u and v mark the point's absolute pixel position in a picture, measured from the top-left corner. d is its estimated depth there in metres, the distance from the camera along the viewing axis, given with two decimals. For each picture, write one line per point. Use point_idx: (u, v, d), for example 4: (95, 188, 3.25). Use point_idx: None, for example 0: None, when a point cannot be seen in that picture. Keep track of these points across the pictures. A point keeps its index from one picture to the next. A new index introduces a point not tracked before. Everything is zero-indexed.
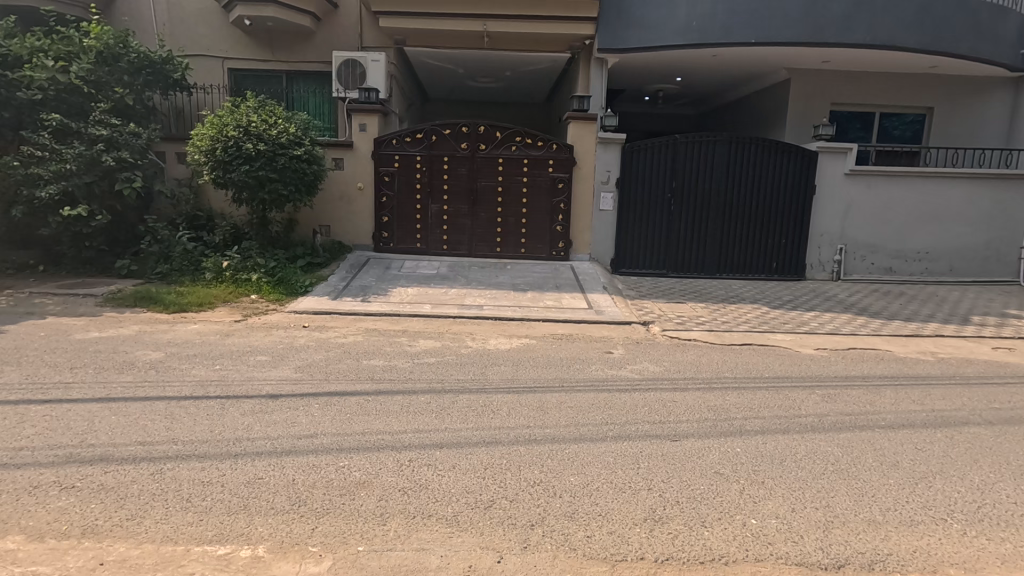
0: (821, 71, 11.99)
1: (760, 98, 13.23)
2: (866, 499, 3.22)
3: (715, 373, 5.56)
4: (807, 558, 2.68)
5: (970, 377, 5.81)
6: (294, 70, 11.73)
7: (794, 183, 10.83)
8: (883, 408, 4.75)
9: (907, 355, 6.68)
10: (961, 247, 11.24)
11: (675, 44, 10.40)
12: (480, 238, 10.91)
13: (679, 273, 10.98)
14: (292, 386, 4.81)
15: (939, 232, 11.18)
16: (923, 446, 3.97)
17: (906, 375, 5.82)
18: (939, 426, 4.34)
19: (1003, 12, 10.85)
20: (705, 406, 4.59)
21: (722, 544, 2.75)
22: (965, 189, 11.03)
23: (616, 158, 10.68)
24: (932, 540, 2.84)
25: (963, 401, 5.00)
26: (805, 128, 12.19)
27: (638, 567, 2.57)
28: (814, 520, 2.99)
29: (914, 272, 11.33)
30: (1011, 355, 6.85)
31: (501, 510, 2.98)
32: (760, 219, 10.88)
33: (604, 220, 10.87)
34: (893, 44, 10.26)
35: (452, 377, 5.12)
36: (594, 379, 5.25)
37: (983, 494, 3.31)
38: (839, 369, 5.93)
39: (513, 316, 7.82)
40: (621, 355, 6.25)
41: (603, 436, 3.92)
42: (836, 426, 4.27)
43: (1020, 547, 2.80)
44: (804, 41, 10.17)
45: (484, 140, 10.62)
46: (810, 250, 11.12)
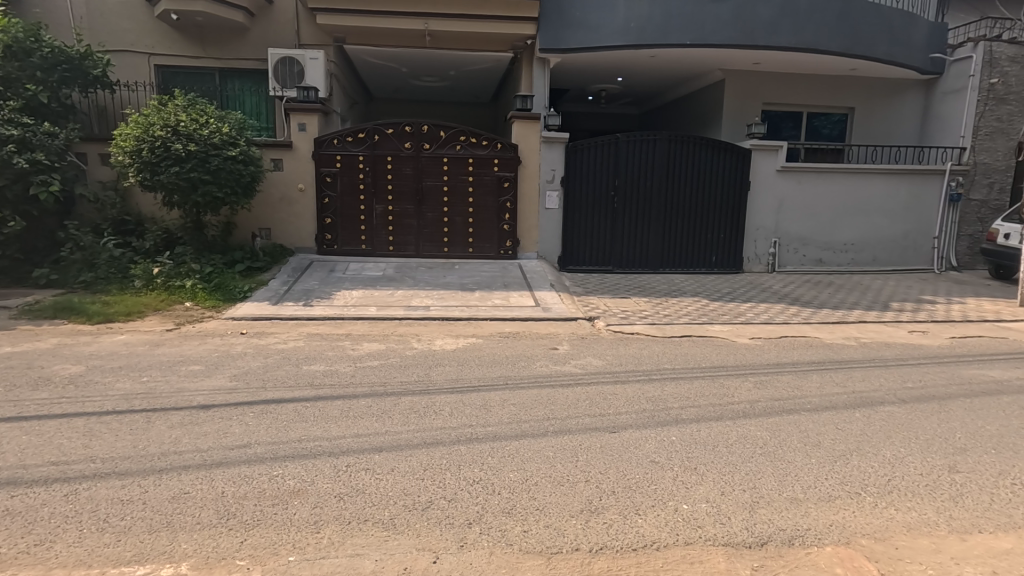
0: (753, 73, 12.51)
1: (697, 98, 13.70)
2: (790, 479, 3.40)
3: (656, 365, 5.74)
4: (733, 538, 2.80)
5: (888, 359, 6.22)
6: (228, 68, 11.28)
7: (730, 180, 11.27)
8: (809, 392, 5.02)
9: (833, 341, 7.08)
10: (882, 239, 11.99)
11: (615, 45, 10.61)
12: (427, 238, 10.81)
13: (624, 270, 11.22)
14: (226, 395, 4.63)
15: (863, 225, 11.88)
16: (844, 425, 4.23)
17: (831, 359, 6.17)
18: (858, 406, 4.63)
19: (913, 19, 11.65)
20: (643, 397, 4.72)
21: (655, 531, 2.83)
22: (884, 184, 11.78)
23: (560, 156, 10.83)
24: (847, 513, 3.03)
25: (881, 382, 5.35)
26: (740, 127, 12.69)
27: (574, 558, 2.61)
28: (741, 502, 3.12)
29: (841, 262, 12.01)
30: (924, 338, 7.38)
31: (439, 510, 2.97)
32: (700, 216, 11.27)
33: (550, 218, 10.99)
34: (816, 47, 10.84)
35: (396, 380, 5.06)
36: (538, 375, 5.31)
37: (894, 468, 3.55)
38: (771, 356, 6.22)
39: (460, 316, 7.80)
40: (566, 350, 6.35)
41: (544, 431, 3.97)
42: (766, 411, 4.48)
43: (924, 515, 3.02)
44: (737, 43, 10.59)
45: (428, 139, 10.54)
46: (746, 244, 11.61)
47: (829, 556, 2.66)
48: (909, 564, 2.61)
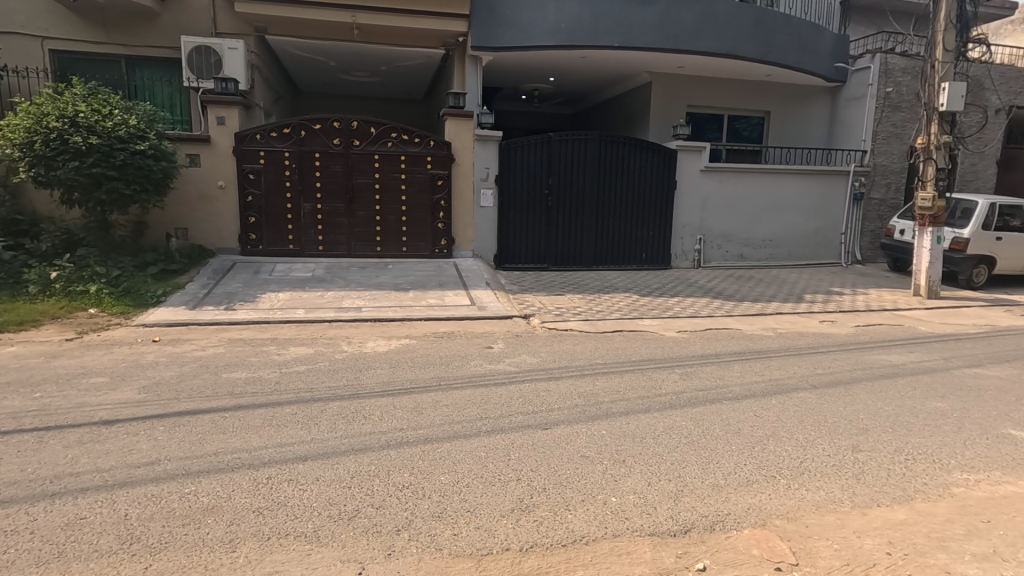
0: (678, 76, 13.02)
1: (627, 99, 14.09)
2: (712, 466, 3.54)
3: (588, 361, 5.84)
4: (658, 527, 2.88)
5: (801, 348, 6.65)
6: (136, 55, 10.48)
7: (658, 179, 11.67)
8: (730, 381, 5.28)
9: (753, 332, 7.48)
10: (797, 234, 12.80)
11: (546, 45, 10.71)
12: (359, 237, 10.49)
13: (559, 267, 11.36)
14: (134, 409, 4.28)
15: (779, 221, 12.64)
16: (761, 412, 4.47)
17: (751, 350, 6.51)
18: (775, 393, 4.91)
19: (819, 30, 12.50)
20: (576, 393, 4.79)
21: (584, 525, 2.87)
22: (797, 183, 12.58)
23: (494, 154, 10.82)
24: (763, 496, 3.19)
25: (794, 369, 5.70)
26: (666, 128, 13.19)
27: (504, 559, 2.59)
28: (666, 491, 3.22)
29: (761, 257, 12.72)
30: (833, 327, 7.93)
31: (366, 518, 2.87)
32: (630, 213, 11.60)
33: (485, 216, 10.96)
34: (735, 53, 11.40)
35: (323, 385, 4.86)
36: (472, 375, 5.27)
37: (805, 450, 3.78)
38: (696, 349, 6.48)
39: (394, 316, 7.63)
40: (501, 349, 6.34)
41: (476, 432, 3.93)
42: (691, 402, 4.66)
43: (832, 493, 3.23)
44: (662, 47, 10.97)
45: (358, 135, 10.24)
46: (674, 241, 12.07)
47: (746, 539, 2.78)
48: (818, 540, 2.77)
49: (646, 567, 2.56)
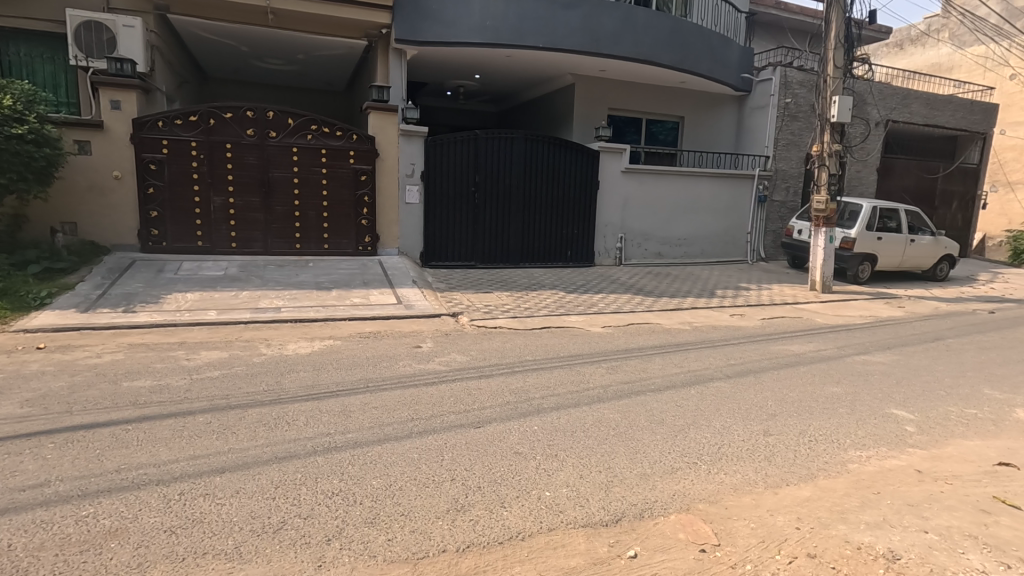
0: (600, 79, 13.42)
1: (551, 100, 14.33)
2: (639, 455, 3.69)
3: (518, 357, 5.90)
4: (591, 518, 2.95)
5: (715, 340, 7.08)
6: (11, 28, 9.33)
7: (581, 178, 11.97)
8: (652, 373, 5.52)
9: (672, 326, 7.87)
10: (708, 234, 13.61)
11: (472, 42, 10.66)
12: (277, 234, 9.96)
13: (486, 264, 11.36)
14: (16, 425, 3.81)
15: (693, 221, 13.37)
16: (683, 402, 4.71)
17: (670, 343, 6.84)
18: (693, 384, 5.20)
19: (728, 43, 13.33)
20: (507, 390, 4.82)
21: (520, 521, 2.89)
22: (708, 185, 13.36)
23: (419, 150, 10.64)
24: (687, 481, 3.36)
25: (710, 361, 6.06)
26: (589, 130, 13.56)
27: (441, 560, 2.56)
28: (598, 482, 3.32)
29: (676, 255, 13.40)
30: (742, 320, 8.52)
31: (294, 529, 2.73)
32: (555, 212, 11.82)
33: (411, 213, 10.76)
34: (652, 60, 11.92)
35: (240, 391, 4.56)
36: (401, 375, 5.15)
37: (722, 436, 4.03)
38: (620, 343, 6.73)
39: (316, 317, 7.31)
40: (430, 348, 6.25)
41: (408, 433, 3.85)
42: (617, 394, 4.83)
43: (747, 475, 3.47)
44: (585, 50, 11.25)
45: (274, 126, 9.72)
46: (597, 239, 12.45)
47: (673, 523, 2.92)
48: (736, 520, 2.96)
49: (581, 558, 2.62)
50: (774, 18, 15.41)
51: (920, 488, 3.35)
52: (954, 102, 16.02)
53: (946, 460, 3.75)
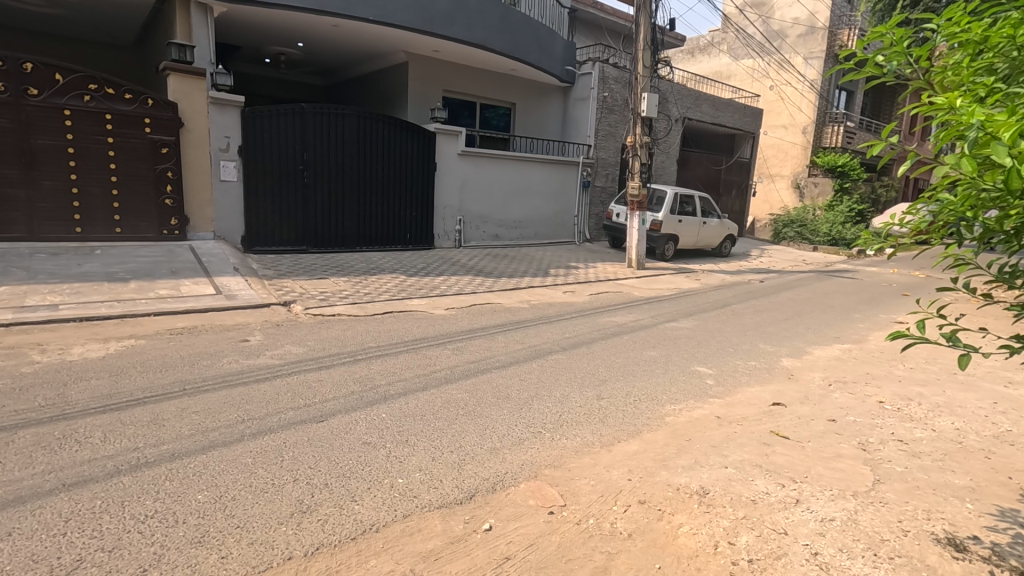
0: (433, 60, 13.24)
1: (383, 77, 13.79)
2: (488, 431, 3.79)
3: (360, 345, 5.65)
4: (446, 498, 2.96)
5: (551, 316, 7.55)
6: None
7: (418, 160, 11.77)
8: (496, 351, 5.70)
9: (512, 304, 8.20)
10: (541, 217, 14.39)
11: (293, 6, 9.72)
12: (47, 215, 8.22)
13: (319, 249, 10.61)
14: None
15: (526, 205, 14.01)
16: (525, 376, 4.96)
17: (512, 321, 7.13)
18: (534, 358, 5.49)
19: (553, 36, 14.08)
20: (350, 379, 4.59)
21: (373, 513, 2.78)
22: (540, 170, 14.09)
23: (234, 122, 9.50)
24: (534, 450, 3.55)
25: (548, 335, 6.45)
26: (424, 111, 13.36)
27: (287, 569, 2.36)
28: (450, 463, 3.33)
29: (512, 237, 13.96)
30: (574, 296, 9.19)
31: (97, 566, 2.29)
32: (392, 194, 11.48)
33: (228, 192, 9.60)
34: (484, 45, 12.10)
35: (6, 411, 3.66)
36: (226, 373, 4.59)
37: (562, 404, 4.32)
38: (464, 324, 6.82)
39: (110, 313, 6.16)
40: (259, 340, 5.68)
41: (239, 437, 3.46)
42: (464, 374, 4.91)
43: (585, 437, 3.77)
44: (418, 28, 10.96)
45: (34, 82, 7.93)
46: (436, 222, 12.41)
47: (523, 492, 3.06)
48: (579, 480, 3.21)
49: (437, 539, 2.62)
50: (592, 16, 16.62)
51: (720, 431, 3.96)
52: (733, 106, 18.94)
53: (737, 405, 4.49)
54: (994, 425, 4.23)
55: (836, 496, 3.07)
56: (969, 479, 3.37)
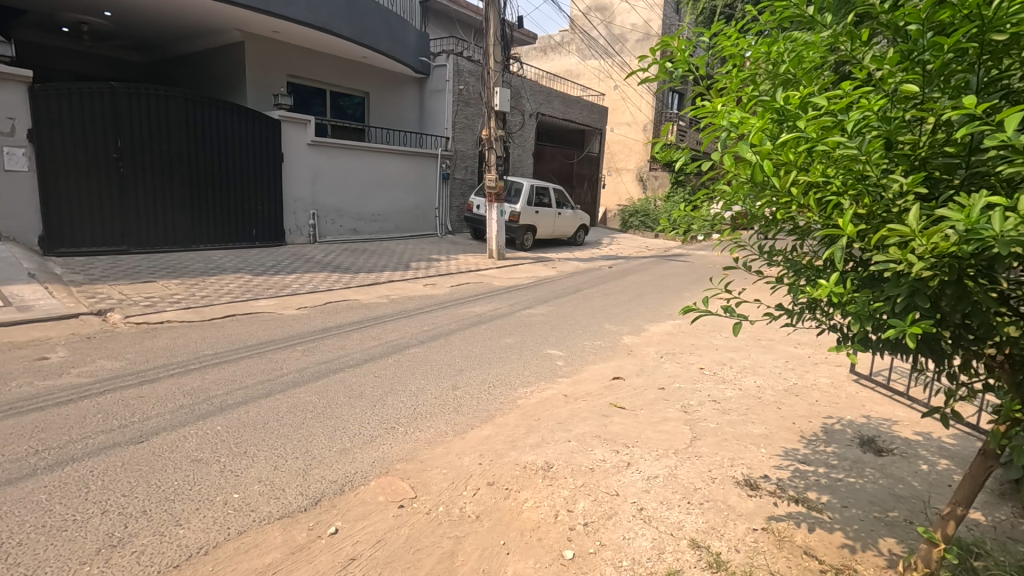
0: (273, 41, 12.27)
1: (216, 56, 12.49)
2: (337, 433, 3.65)
3: (195, 353, 5.11)
4: (288, 508, 2.81)
5: (411, 310, 7.47)
6: None
7: (261, 149, 10.86)
8: (351, 349, 5.51)
9: (370, 300, 7.96)
10: (400, 209, 14.11)
11: None
12: None
13: (145, 249, 9.39)
14: None
15: (385, 197, 13.64)
16: (380, 372, 4.86)
17: (369, 317, 6.93)
18: (390, 353, 5.40)
19: (404, 25, 13.79)
20: (179, 392, 4.13)
21: (201, 535, 2.55)
22: (398, 162, 13.77)
23: (21, 101, 7.94)
24: (386, 446, 3.50)
25: (406, 329, 6.38)
26: (265, 96, 12.38)
27: None
28: (294, 470, 3.16)
29: (371, 231, 13.53)
30: (435, 289, 9.18)
31: None
32: (232, 186, 10.48)
33: (17, 184, 8.03)
34: (330, 29, 11.47)
35: None
36: (18, 399, 3.89)
37: (417, 398, 4.32)
38: (317, 323, 6.49)
39: None
40: (63, 357, 4.88)
41: (32, 470, 2.96)
42: (314, 375, 4.67)
43: (439, 428, 3.80)
44: (253, 6, 10.05)
45: None
46: (286, 216, 11.59)
47: (373, 489, 3.01)
48: (430, 471, 3.23)
49: (277, 551, 2.48)
50: (444, 8, 16.54)
51: (565, 408, 4.23)
52: (581, 103, 20.12)
53: (582, 382, 4.83)
54: (785, 380, 5.03)
55: (660, 455, 3.44)
56: (764, 428, 3.98)
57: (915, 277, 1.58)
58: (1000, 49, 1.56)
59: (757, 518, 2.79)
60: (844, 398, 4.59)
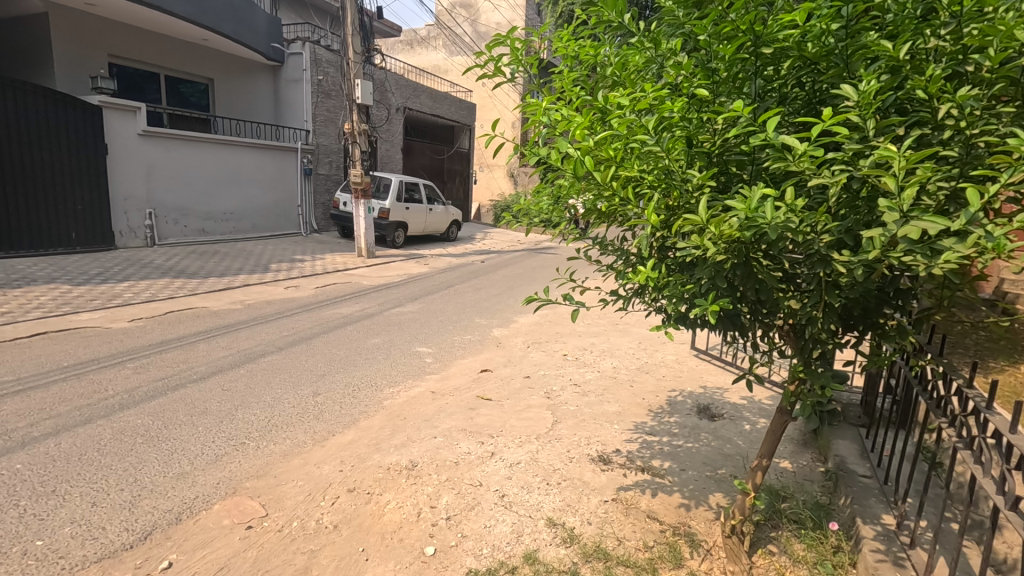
0: (87, 15, 10.75)
1: (12, 29, 10.59)
2: (174, 456, 3.28)
3: None
4: (110, 548, 2.47)
5: (268, 315, 6.94)
6: None
7: (78, 138, 9.41)
8: (195, 362, 4.98)
9: (221, 307, 7.27)
10: (256, 207, 13.03)
11: None
12: None
13: None
14: None
15: (237, 194, 12.52)
16: (229, 385, 4.44)
17: (219, 325, 6.32)
18: (242, 363, 4.97)
19: (252, 7, 12.73)
20: None
21: None
22: (251, 156, 12.70)
23: None
24: (234, 464, 3.22)
25: (262, 336, 5.92)
26: (81, 78, 10.81)
27: None
28: (119, 504, 2.78)
29: (223, 231, 12.34)
30: (297, 291, 8.62)
31: None
32: (41, 182, 8.96)
33: None
34: (161, 7, 10.26)
35: None
36: None
37: (272, 408, 4.02)
38: (155, 336, 5.77)
39: None
40: None
41: None
42: (148, 395, 4.15)
43: (295, 439, 3.57)
44: None
45: None
46: (115, 216, 10.17)
47: (217, 512, 2.75)
48: (284, 485, 3.02)
49: None
50: None
51: (432, 405, 4.20)
52: (449, 99, 20.08)
53: (450, 377, 4.84)
54: (637, 360, 5.48)
55: (523, 442, 3.56)
56: (618, 405, 4.29)
57: (713, 261, 1.79)
58: (772, 61, 1.79)
59: (608, 490, 3.00)
60: (686, 371, 5.11)
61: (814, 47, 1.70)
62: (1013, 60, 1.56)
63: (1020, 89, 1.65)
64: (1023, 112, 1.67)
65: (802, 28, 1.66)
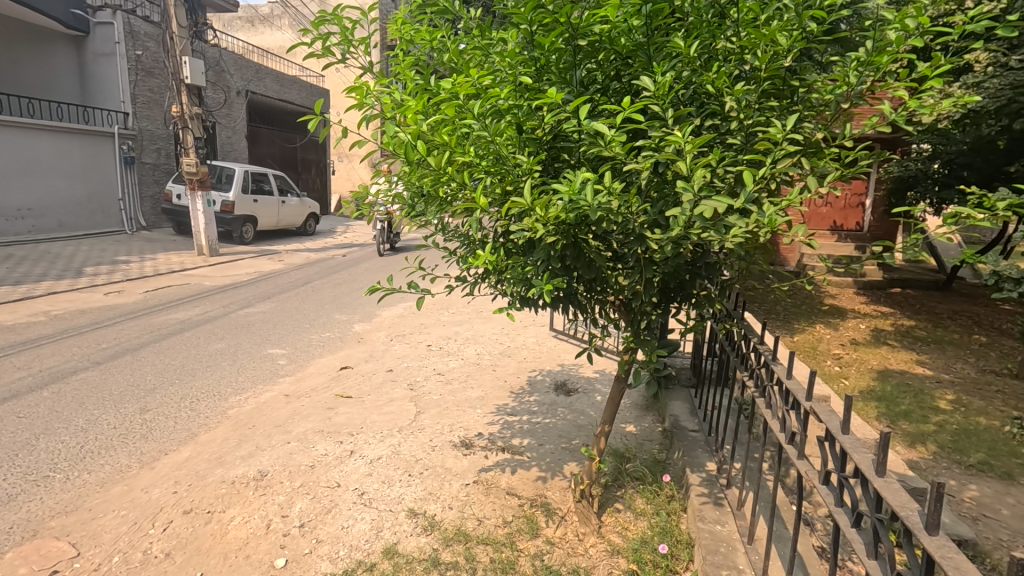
0: None
1: None
2: None
3: None
4: None
5: (81, 326, 5.96)
6: None
7: None
8: None
9: (17, 321, 6.09)
10: (62, 202, 11.11)
11: None
12: None
13: None
14: None
15: (33, 186, 10.58)
16: (26, 411, 3.76)
17: (13, 343, 5.29)
18: (45, 385, 4.22)
19: None
20: None
21: None
22: (48, 140, 10.79)
23: None
24: (33, 503, 2.74)
25: (73, 351, 5.07)
26: None
27: None
28: None
29: (17, 230, 10.36)
30: (120, 296, 7.52)
31: None
32: None
33: None
34: None
35: None
36: None
37: (86, 432, 3.48)
38: None
39: None
40: None
41: None
42: None
43: (116, 464, 3.12)
44: None
45: None
46: None
47: (10, 562, 2.33)
48: (102, 517, 2.64)
49: None
50: None
51: (285, 409, 3.94)
52: (298, 83, 18.78)
53: (306, 378, 4.57)
54: (500, 345, 5.61)
55: (385, 436, 3.49)
56: (481, 390, 4.36)
57: (545, 242, 1.88)
58: (590, 53, 1.91)
59: (469, 473, 3.05)
60: (545, 352, 5.36)
61: (623, 41, 1.85)
62: (778, 61, 1.82)
63: (787, 87, 1.94)
64: (790, 108, 1.96)
65: (613, 23, 1.79)
